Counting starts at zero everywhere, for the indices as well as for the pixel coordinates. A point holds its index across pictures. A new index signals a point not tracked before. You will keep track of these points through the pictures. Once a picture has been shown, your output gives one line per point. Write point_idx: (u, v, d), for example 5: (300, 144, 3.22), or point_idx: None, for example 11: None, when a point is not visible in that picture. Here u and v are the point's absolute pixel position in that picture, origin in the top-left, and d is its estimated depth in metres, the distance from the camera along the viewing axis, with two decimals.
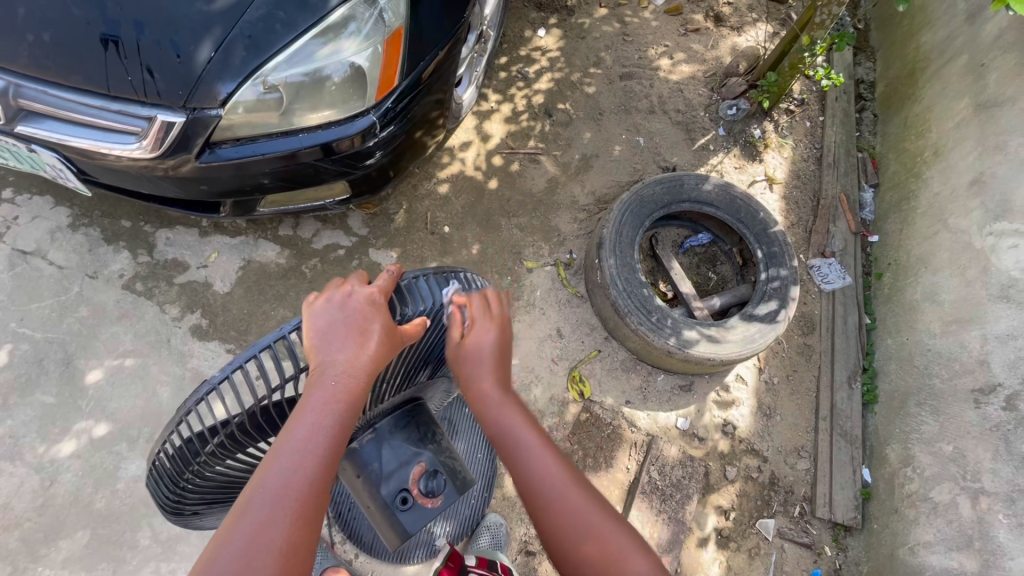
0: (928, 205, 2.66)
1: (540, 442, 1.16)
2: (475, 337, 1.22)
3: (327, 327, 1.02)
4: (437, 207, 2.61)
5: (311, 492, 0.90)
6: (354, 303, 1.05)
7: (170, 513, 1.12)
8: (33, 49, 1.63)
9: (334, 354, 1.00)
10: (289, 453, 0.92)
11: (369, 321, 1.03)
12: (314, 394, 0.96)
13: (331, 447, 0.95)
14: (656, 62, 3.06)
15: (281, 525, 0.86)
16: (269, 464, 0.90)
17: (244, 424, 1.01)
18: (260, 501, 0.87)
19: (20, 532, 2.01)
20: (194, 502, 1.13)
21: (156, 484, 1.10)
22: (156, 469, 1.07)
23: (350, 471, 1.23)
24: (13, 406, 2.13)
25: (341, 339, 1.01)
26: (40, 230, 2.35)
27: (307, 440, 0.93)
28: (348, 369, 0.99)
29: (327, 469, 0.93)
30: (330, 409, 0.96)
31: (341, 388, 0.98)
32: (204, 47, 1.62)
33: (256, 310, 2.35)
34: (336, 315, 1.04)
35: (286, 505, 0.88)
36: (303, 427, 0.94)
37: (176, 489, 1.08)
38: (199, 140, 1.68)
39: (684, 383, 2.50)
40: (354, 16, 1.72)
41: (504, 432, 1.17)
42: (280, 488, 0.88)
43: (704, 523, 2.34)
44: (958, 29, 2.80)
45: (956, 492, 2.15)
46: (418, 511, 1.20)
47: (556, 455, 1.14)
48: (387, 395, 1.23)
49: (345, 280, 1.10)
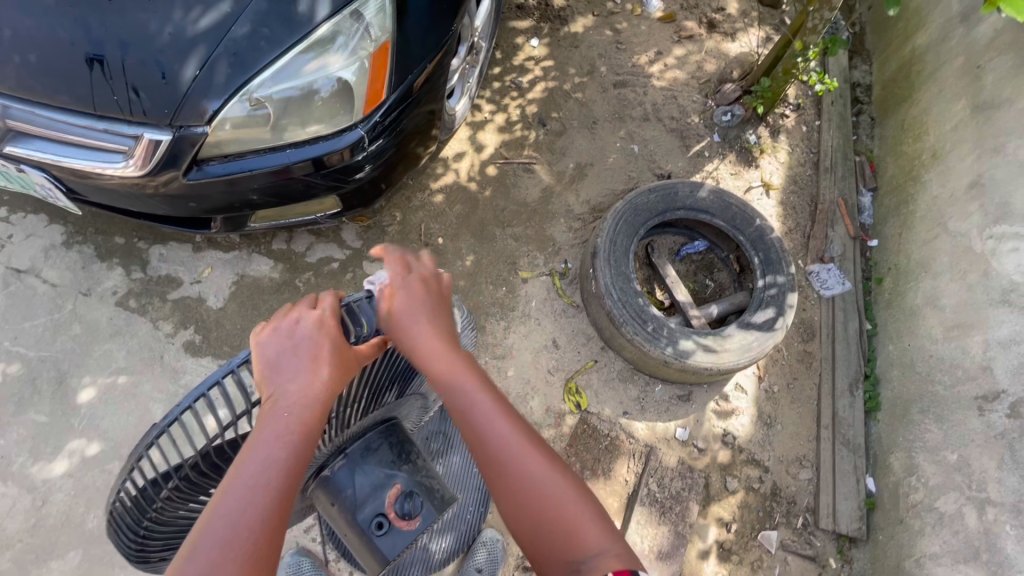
0: (927, 208, 2.63)
1: (496, 404, 1.11)
2: (399, 297, 1.13)
3: (276, 356, 0.99)
4: (431, 218, 2.60)
5: (262, 529, 0.88)
6: (301, 330, 1.01)
7: (135, 562, 1.04)
8: (19, 69, 1.61)
9: (286, 385, 0.96)
10: (238, 489, 0.88)
11: (320, 348, 0.99)
12: (265, 427, 0.92)
13: (284, 483, 0.91)
14: (648, 69, 3.05)
15: (230, 567, 0.82)
16: (217, 504, 0.86)
17: (198, 466, 0.93)
18: (208, 543, 0.84)
19: (13, 553, 2.00)
20: (159, 547, 1.05)
21: (116, 535, 1.00)
22: (114, 520, 0.98)
23: (325, 499, 1.17)
24: (6, 425, 2.13)
25: (292, 367, 0.98)
26: (34, 248, 2.36)
27: (258, 473, 0.90)
28: (301, 397, 0.96)
29: (280, 506, 0.90)
30: (284, 441, 0.93)
31: (294, 419, 0.95)
32: (189, 65, 1.62)
33: (250, 325, 2.34)
34: (285, 343, 1.00)
35: (237, 547, 0.85)
36: (254, 461, 0.90)
37: (137, 538, 1.00)
38: (186, 157, 1.68)
39: (682, 393, 2.46)
40: (340, 30, 1.72)
41: (460, 399, 1.10)
42: (230, 528, 0.85)
43: (703, 535, 2.29)
44: (953, 30, 2.77)
45: (962, 503, 2.10)
46: (395, 535, 1.14)
47: (510, 418, 1.10)
48: (355, 419, 1.16)
49: (293, 306, 1.05)
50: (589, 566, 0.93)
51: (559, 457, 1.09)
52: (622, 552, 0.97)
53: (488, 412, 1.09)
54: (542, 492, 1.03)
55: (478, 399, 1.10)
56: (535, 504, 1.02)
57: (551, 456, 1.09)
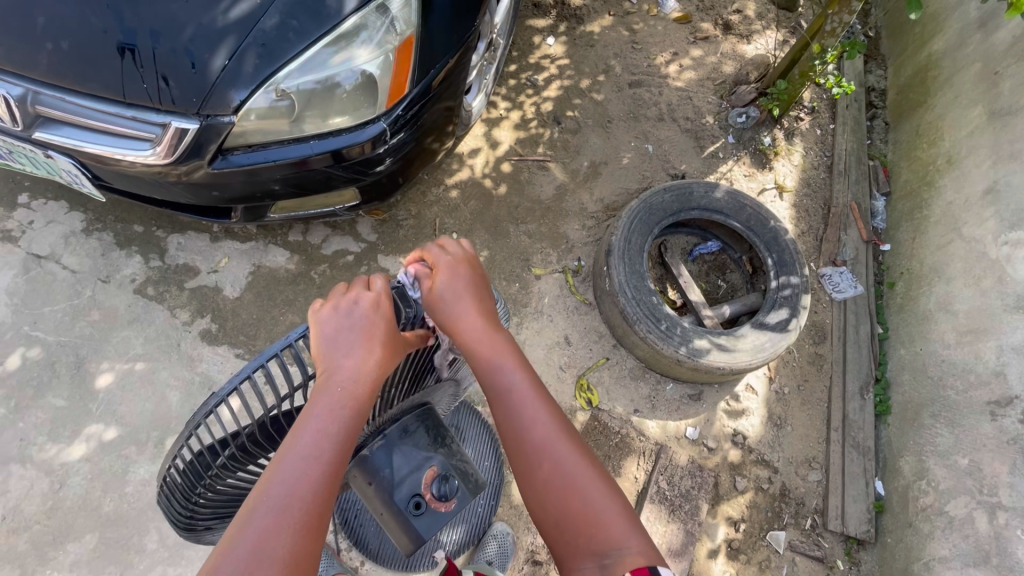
0: (941, 214, 2.63)
1: (534, 390, 1.13)
2: (443, 279, 1.19)
3: (333, 335, 1.05)
4: (446, 213, 2.62)
5: (315, 500, 0.90)
6: (358, 310, 1.06)
7: (181, 529, 1.05)
8: (51, 56, 1.64)
9: (342, 361, 1.02)
10: (294, 460, 0.91)
11: (374, 327, 1.05)
12: (320, 402, 0.97)
13: (336, 456, 0.94)
14: (664, 69, 3.06)
15: (285, 535, 0.85)
16: (274, 473, 0.89)
17: (255, 434, 0.99)
18: (264, 510, 0.86)
19: (29, 534, 2.02)
20: (207, 515, 1.06)
21: (167, 500, 1.03)
22: (166, 484, 1.01)
23: (360, 479, 1.18)
24: (25, 408, 2.15)
25: (347, 346, 1.03)
26: (54, 234, 2.38)
27: (313, 446, 0.93)
28: (355, 375, 1.01)
29: (332, 479, 0.92)
30: (337, 416, 0.97)
31: (347, 395, 0.99)
32: (218, 56, 1.64)
33: (266, 314, 2.36)
34: (342, 322, 1.06)
35: (291, 515, 0.87)
36: (309, 433, 0.94)
37: (188, 505, 1.02)
38: (211, 146, 1.70)
39: (693, 392, 2.47)
40: (366, 24, 1.73)
41: (498, 383, 1.13)
42: (286, 497, 0.88)
43: (712, 534, 2.30)
44: (970, 36, 2.77)
45: (973, 507, 2.11)
46: (432, 516, 1.16)
47: (547, 405, 1.12)
48: (396, 400, 1.20)
49: (350, 285, 1.10)
50: (613, 561, 0.94)
51: (594, 456, 1.09)
52: (644, 549, 0.97)
53: (526, 396, 1.12)
54: (570, 481, 1.04)
55: (516, 384, 1.12)
56: (563, 495, 1.03)
57: (583, 446, 1.10)
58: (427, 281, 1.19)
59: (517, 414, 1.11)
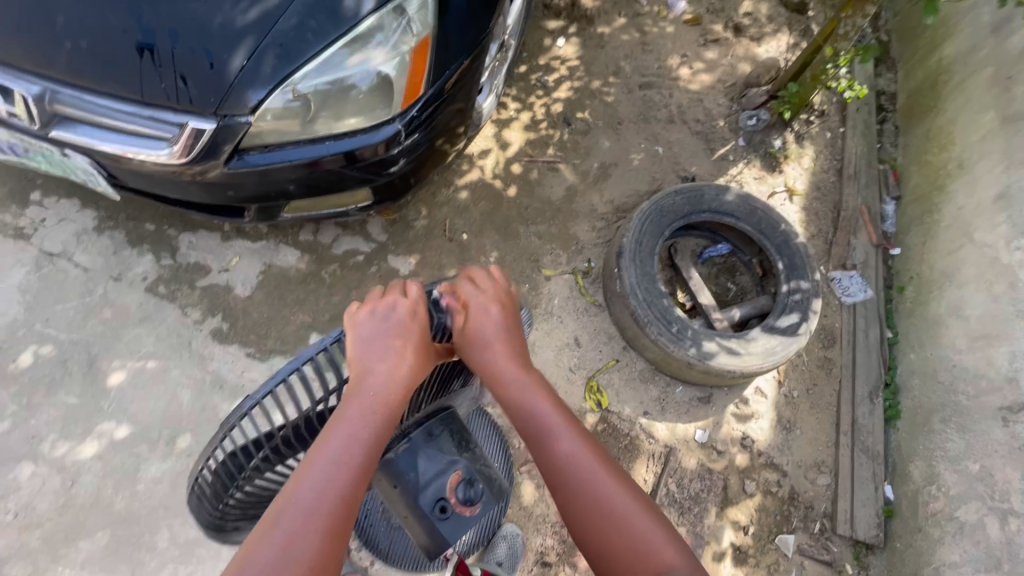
0: (952, 219, 2.62)
1: (570, 424, 1.16)
2: (476, 317, 1.23)
3: (368, 340, 1.11)
4: (456, 214, 2.62)
5: (341, 503, 0.92)
6: (393, 314, 1.14)
7: (212, 531, 1.04)
8: (70, 55, 1.64)
9: (376, 366, 1.07)
10: (325, 463, 0.94)
11: (405, 333, 1.12)
12: (353, 406, 1.01)
13: (364, 461, 0.97)
14: (675, 71, 3.05)
15: (310, 537, 0.87)
16: (304, 475, 0.92)
17: (289, 435, 0.99)
18: (292, 513, 0.89)
19: (43, 531, 2.03)
20: (236, 514, 1.07)
21: (198, 503, 1.01)
22: (197, 489, 0.98)
23: (385, 482, 1.17)
24: (38, 405, 2.16)
25: (381, 351, 1.08)
26: (66, 232, 2.39)
27: (344, 450, 0.96)
28: (387, 381, 1.05)
29: (358, 483, 0.95)
30: (368, 421, 1.00)
31: (378, 401, 1.03)
32: (237, 56, 1.64)
33: (276, 314, 2.36)
34: (379, 326, 1.13)
35: (318, 518, 0.89)
36: (341, 437, 0.97)
37: (220, 506, 1.01)
38: (227, 146, 1.70)
39: (702, 395, 2.47)
40: (383, 26, 1.74)
41: (536, 424, 1.16)
42: (314, 500, 0.91)
43: (720, 537, 2.30)
44: (983, 40, 2.76)
45: (984, 512, 2.11)
46: (458, 520, 1.14)
47: (584, 437, 1.14)
48: (424, 403, 1.26)
49: (387, 290, 1.19)
50: None
51: (635, 485, 1.11)
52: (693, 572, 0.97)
53: (562, 430, 1.14)
54: (613, 512, 1.05)
55: (552, 419, 1.16)
56: (608, 525, 1.04)
57: (623, 477, 1.11)
58: (460, 317, 1.23)
59: (555, 448, 1.12)
